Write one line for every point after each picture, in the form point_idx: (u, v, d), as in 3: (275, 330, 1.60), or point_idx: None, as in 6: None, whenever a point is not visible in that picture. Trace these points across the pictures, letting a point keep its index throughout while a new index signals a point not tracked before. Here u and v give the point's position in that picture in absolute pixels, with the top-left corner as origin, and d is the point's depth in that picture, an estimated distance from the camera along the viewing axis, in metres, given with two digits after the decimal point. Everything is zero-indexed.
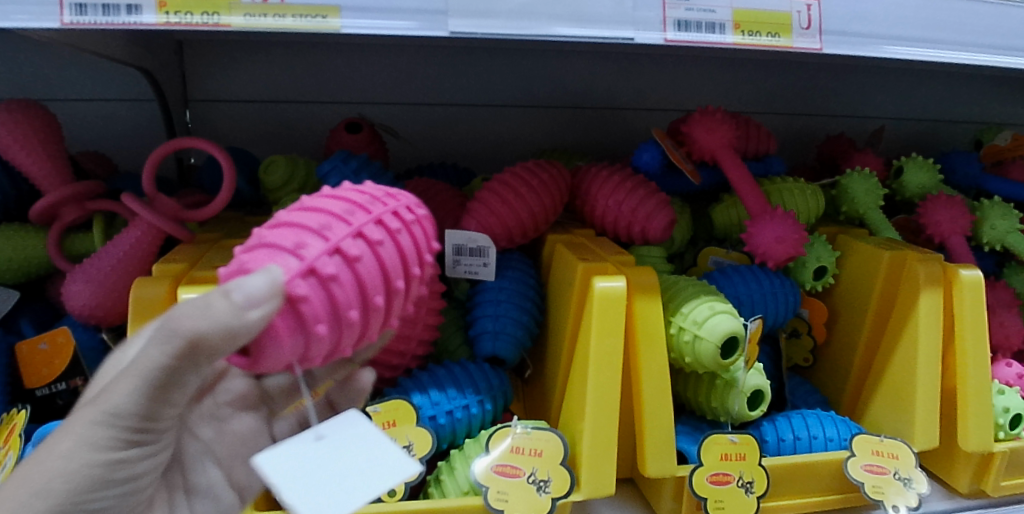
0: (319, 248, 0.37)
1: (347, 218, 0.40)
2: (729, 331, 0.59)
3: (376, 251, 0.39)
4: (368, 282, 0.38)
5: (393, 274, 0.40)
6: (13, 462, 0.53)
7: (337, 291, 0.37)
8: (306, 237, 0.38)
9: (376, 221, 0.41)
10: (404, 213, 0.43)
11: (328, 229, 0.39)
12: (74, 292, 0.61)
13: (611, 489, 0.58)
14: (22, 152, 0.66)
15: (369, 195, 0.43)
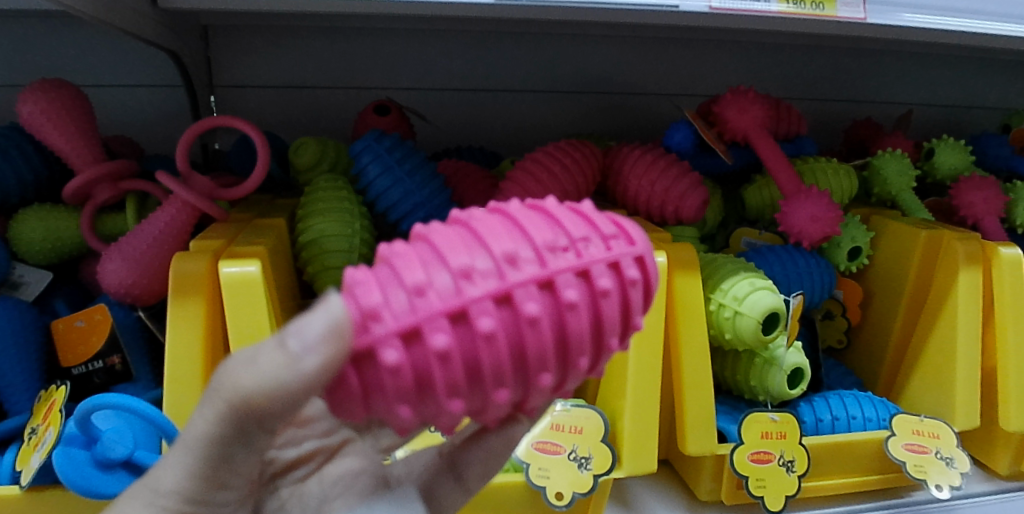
0: (431, 293, 0.29)
1: (487, 248, 0.31)
2: (770, 307, 0.58)
3: (529, 303, 0.31)
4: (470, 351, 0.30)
5: (533, 324, 0.30)
6: (53, 439, 0.52)
7: (420, 347, 0.29)
8: (427, 271, 0.30)
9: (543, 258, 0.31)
10: (587, 252, 0.32)
11: (465, 266, 0.30)
12: (109, 270, 0.61)
13: (652, 467, 0.58)
14: (54, 131, 0.66)
15: (559, 241, 0.32)
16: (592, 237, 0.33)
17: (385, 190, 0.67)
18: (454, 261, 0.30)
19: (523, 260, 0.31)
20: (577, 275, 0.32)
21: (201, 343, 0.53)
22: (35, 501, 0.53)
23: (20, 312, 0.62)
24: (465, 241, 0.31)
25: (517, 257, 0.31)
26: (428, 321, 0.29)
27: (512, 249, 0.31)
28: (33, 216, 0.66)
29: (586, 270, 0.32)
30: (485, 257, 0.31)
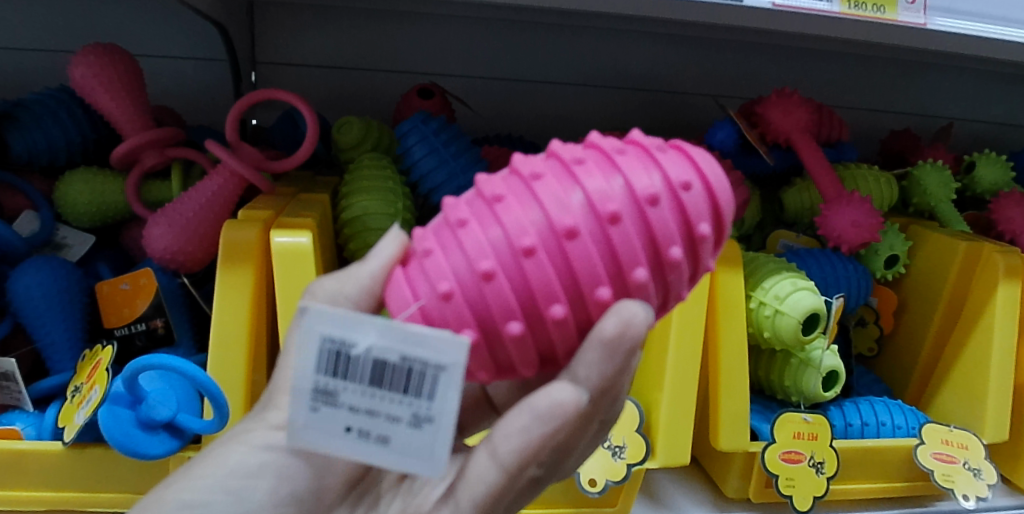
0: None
1: (513, 251, 0.31)
2: (812, 308, 0.57)
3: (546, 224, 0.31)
4: (522, 290, 0.31)
5: (578, 268, 0.31)
6: (99, 396, 0.53)
7: (444, 238, 0.33)
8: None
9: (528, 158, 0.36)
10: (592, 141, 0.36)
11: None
12: (156, 236, 0.61)
13: (686, 459, 0.58)
14: (106, 95, 0.66)
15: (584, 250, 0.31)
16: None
17: (430, 171, 0.67)
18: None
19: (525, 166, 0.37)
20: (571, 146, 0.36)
21: (248, 310, 0.54)
22: (78, 458, 0.54)
23: (65, 272, 0.63)
24: (531, 209, 0.32)
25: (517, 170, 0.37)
26: (479, 250, 0.31)
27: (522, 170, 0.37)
28: (79, 178, 0.67)
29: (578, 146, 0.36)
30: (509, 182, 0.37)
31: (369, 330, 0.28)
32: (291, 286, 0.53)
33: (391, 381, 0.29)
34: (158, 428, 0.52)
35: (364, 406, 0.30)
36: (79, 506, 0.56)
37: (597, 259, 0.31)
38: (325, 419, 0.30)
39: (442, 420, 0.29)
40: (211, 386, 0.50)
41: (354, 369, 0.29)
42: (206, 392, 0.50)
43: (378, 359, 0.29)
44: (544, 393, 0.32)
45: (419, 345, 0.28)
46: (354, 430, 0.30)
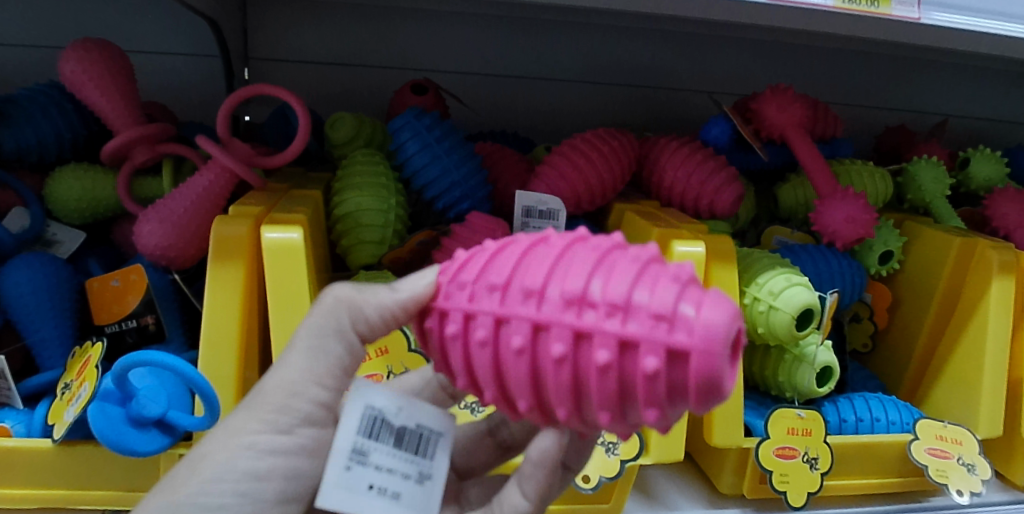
0: (465, 276, 0.34)
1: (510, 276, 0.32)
2: (806, 303, 0.57)
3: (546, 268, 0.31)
4: (494, 312, 0.32)
5: (549, 311, 0.30)
6: (89, 394, 0.52)
7: (467, 323, 0.33)
8: (479, 269, 0.34)
9: (554, 289, 0.31)
10: (647, 269, 0.30)
11: (503, 263, 0.33)
12: (147, 232, 0.61)
13: (680, 455, 0.58)
14: (97, 91, 0.66)
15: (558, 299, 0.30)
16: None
17: (422, 167, 0.67)
18: (503, 256, 0.34)
19: (548, 264, 0.32)
20: (606, 280, 0.30)
21: (239, 306, 0.54)
22: (68, 455, 0.54)
23: (56, 269, 0.62)
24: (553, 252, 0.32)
25: (540, 257, 0.32)
26: (495, 262, 0.33)
27: (545, 259, 0.32)
28: (69, 174, 0.67)
29: (614, 266, 0.31)
30: (529, 253, 0.33)
31: (393, 398, 0.37)
32: (282, 282, 0.53)
33: (406, 443, 0.37)
34: (149, 425, 0.52)
35: (389, 464, 0.36)
36: (69, 504, 0.56)
37: (566, 309, 0.30)
38: (354, 477, 0.35)
39: (440, 475, 0.37)
40: (203, 383, 0.50)
41: (384, 432, 0.36)
42: (197, 390, 0.50)
43: (400, 426, 0.36)
44: (534, 445, 0.39)
45: (429, 416, 0.37)
46: (375, 487, 0.35)
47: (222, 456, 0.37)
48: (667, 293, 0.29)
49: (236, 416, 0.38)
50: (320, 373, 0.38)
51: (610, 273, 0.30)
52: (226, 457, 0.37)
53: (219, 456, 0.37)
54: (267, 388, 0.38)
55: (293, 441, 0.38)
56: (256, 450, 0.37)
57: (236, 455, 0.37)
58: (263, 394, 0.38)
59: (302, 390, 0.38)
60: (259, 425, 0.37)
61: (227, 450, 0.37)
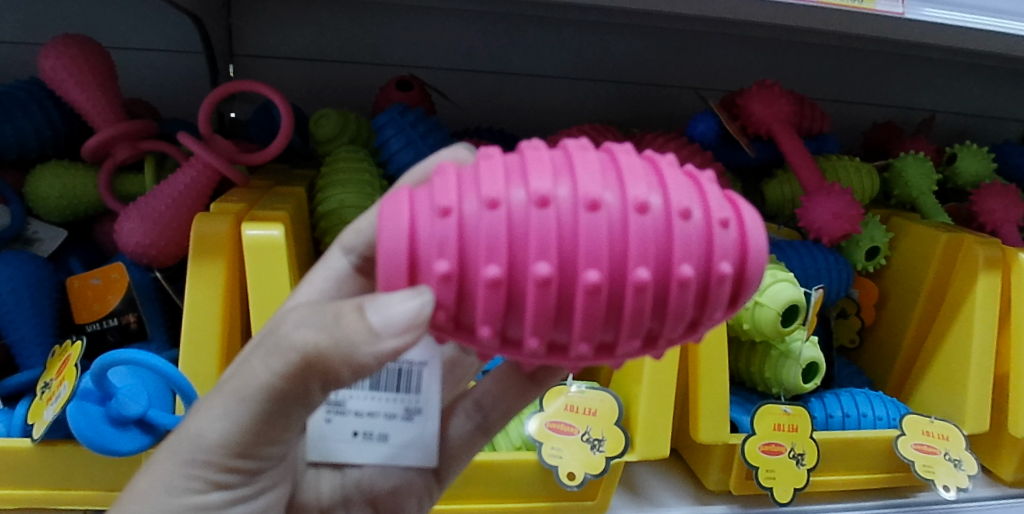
0: (484, 328, 0.31)
1: (559, 303, 0.30)
2: (791, 299, 0.57)
3: (604, 299, 0.30)
4: (546, 331, 0.31)
5: (610, 331, 0.31)
6: (69, 393, 0.51)
7: (502, 332, 0.32)
8: (507, 320, 0.31)
9: (618, 337, 0.32)
10: (701, 281, 0.31)
11: (542, 312, 0.30)
12: (127, 230, 0.60)
13: (665, 452, 0.58)
14: (77, 88, 0.65)
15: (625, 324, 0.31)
16: (691, 210, 0.31)
17: (407, 163, 0.67)
18: (530, 310, 0.30)
19: (601, 318, 0.31)
20: (668, 306, 0.31)
21: (220, 305, 0.53)
22: (47, 455, 0.53)
23: (36, 267, 0.61)
24: (600, 281, 0.30)
25: (587, 313, 0.30)
26: (528, 282, 0.30)
27: (596, 292, 0.30)
28: (50, 172, 0.66)
29: (672, 289, 0.31)
30: (563, 302, 0.30)
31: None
32: (263, 279, 0.52)
33: (385, 384, 0.43)
34: (129, 425, 0.51)
35: (367, 407, 0.43)
36: (50, 504, 0.55)
37: (630, 330, 0.31)
38: (338, 425, 0.44)
39: (427, 407, 0.43)
40: (185, 383, 0.50)
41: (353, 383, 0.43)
42: (178, 390, 0.50)
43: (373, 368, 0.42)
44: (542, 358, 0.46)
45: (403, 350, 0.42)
46: (360, 432, 0.44)
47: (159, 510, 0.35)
48: (717, 306, 0.32)
49: (174, 468, 0.35)
50: (274, 437, 0.36)
51: (664, 312, 0.31)
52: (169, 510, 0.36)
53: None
54: (209, 447, 0.35)
55: (249, 481, 0.38)
56: (203, 499, 0.36)
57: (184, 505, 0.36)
58: (205, 450, 0.35)
59: (255, 449, 0.36)
60: (203, 479, 0.36)
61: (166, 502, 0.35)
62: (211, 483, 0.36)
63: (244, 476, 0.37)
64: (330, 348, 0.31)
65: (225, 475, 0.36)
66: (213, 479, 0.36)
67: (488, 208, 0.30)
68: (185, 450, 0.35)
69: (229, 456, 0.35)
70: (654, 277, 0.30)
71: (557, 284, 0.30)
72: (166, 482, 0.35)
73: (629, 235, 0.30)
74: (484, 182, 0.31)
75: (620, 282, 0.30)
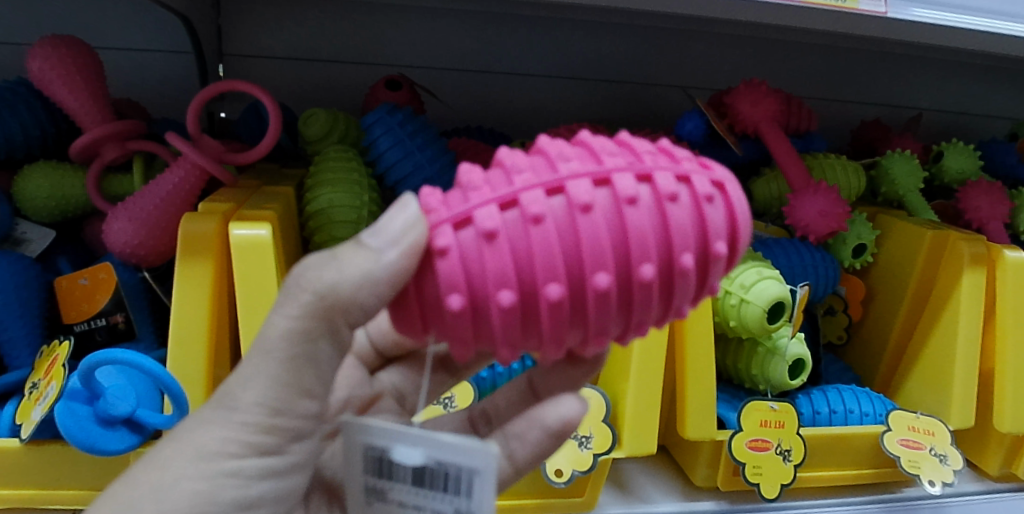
0: (507, 337, 0.32)
1: (574, 247, 0.30)
2: (777, 296, 0.57)
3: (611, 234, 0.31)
4: (568, 279, 0.31)
5: (631, 267, 0.31)
6: (56, 392, 0.52)
7: (527, 299, 0.31)
8: (528, 324, 0.32)
9: (647, 271, 0.31)
10: (693, 192, 0.32)
11: (557, 262, 0.30)
12: (116, 230, 0.60)
13: (652, 448, 0.58)
14: (65, 88, 0.65)
15: (638, 260, 0.31)
16: (659, 161, 0.33)
17: (395, 162, 0.67)
18: (547, 311, 0.31)
19: (614, 301, 0.32)
20: (673, 234, 0.31)
21: (207, 305, 0.53)
22: (36, 455, 0.54)
23: (24, 267, 0.61)
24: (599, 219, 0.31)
25: (599, 300, 0.31)
26: (537, 243, 0.30)
27: (599, 230, 0.31)
28: (38, 172, 0.66)
29: (671, 214, 0.32)
30: (575, 296, 0.31)
31: (410, 445, 0.32)
32: (250, 278, 0.52)
33: (432, 483, 0.33)
34: (118, 425, 0.51)
35: (413, 502, 0.34)
36: (38, 504, 0.55)
37: (652, 250, 0.31)
38: (380, 511, 0.36)
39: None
40: (172, 383, 0.49)
41: (397, 471, 0.34)
42: (167, 390, 0.50)
43: (418, 466, 0.33)
44: (551, 411, 0.39)
45: (459, 455, 0.31)
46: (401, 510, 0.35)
47: (194, 476, 0.34)
48: (718, 264, 0.33)
49: (209, 430, 0.34)
50: (306, 384, 0.34)
51: (673, 240, 0.32)
52: (203, 473, 0.34)
53: (195, 483, 0.34)
54: (243, 405, 0.34)
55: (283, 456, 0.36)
56: (241, 463, 0.35)
57: (219, 471, 0.34)
58: (240, 408, 0.34)
59: (290, 403, 0.34)
60: (237, 442, 0.34)
61: (203, 463, 0.34)
62: (244, 449, 0.34)
63: (280, 444, 0.35)
64: (349, 280, 0.32)
65: (259, 437, 0.34)
66: (249, 442, 0.34)
67: (485, 237, 0.30)
68: (220, 411, 0.34)
69: (265, 412, 0.34)
70: (654, 252, 0.31)
71: (561, 236, 0.30)
72: (199, 447, 0.34)
73: (614, 183, 0.31)
74: (470, 187, 0.32)
75: (625, 272, 0.31)
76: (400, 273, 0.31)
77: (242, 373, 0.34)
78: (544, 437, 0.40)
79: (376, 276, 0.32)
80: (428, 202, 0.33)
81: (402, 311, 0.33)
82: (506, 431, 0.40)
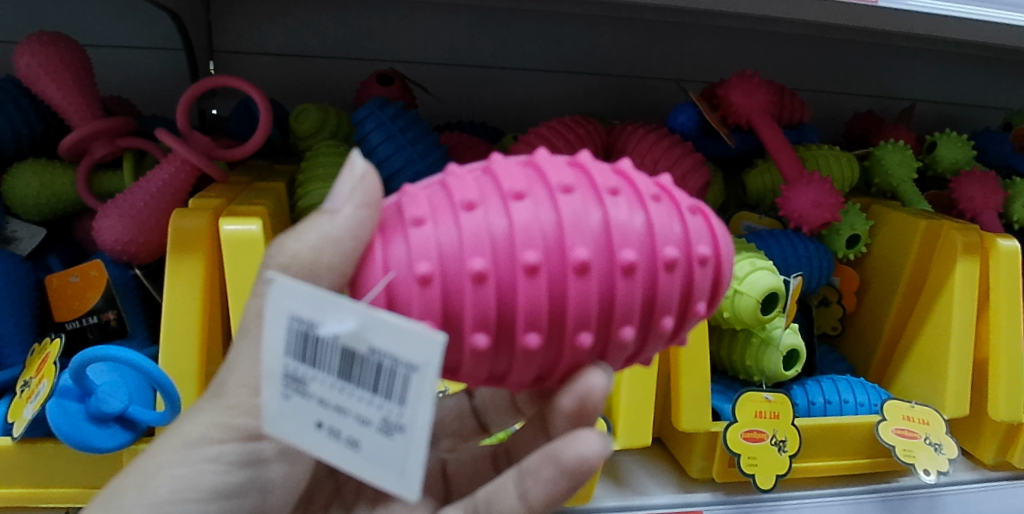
0: (476, 261, 0.30)
1: (539, 176, 0.32)
2: (769, 287, 0.57)
3: (575, 172, 0.33)
4: (537, 194, 0.31)
5: (594, 185, 0.32)
6: (47, 390, 0.51)
7: (494, 213, 0.31)
8: (500, 248, 0.30)
9: (612, 189, 0.33)
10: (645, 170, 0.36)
11: (522, 179, 0.32)
12: (105, 227, 0.60)
13: (647, 441, 0.58)
14: (53, 85, 0.65)
15: (602, 184, 0.33)
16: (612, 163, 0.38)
17: (387, 157, 0.67)
18: (520, 223, 0.30)
19: (590, 227, 0.31)
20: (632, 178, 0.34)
21: (199, 301, 0.53)
22: (28, 453, 0.53)
23: (14, 265, 0.61)
24: (560, 165, 0.34)
25: (574, 217, 0.31)
26: (505, 172, 0.33)
27: (560, 168, 0.33)
28: (28, 170, 0.65)
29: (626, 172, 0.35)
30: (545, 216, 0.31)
31: (345, 316, 0.26)
32: (240, 274, 0.52)
33: (362, 378, 0.27)
34: (110, 421, 0.51)
35: (335, 401, 0.28)
36: (31, 503, 0.55)
37: (614, 181, 0.33)
38: (297, 408, 0.29)
39: (416, 430, 0.27)
40: (164, 379, 0.49)
41: (325, 356, 0.28)
42: (158, 386, 0.49)
43: (348, 348, 0.27)
44: (571, 447, 0.33)
45: (404, 342, 0.26)
46: (325, 425, 0.29)
47: (174, 461, 0.35)
48: (702, 228, 0.34)
49: (196, 419, 0.36)
50: None
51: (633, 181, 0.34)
52: (183, 460, 0.35)
53: (177, 469, 0.35)
54: (228, 389, 0.35)
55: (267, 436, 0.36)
56: (218, 448, 0.35)
57: (200, 455, 0.35)
58: (224, 392, 0.35)
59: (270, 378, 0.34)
60: (217, 423, 0.35)
61: (184, 451, 0.35)
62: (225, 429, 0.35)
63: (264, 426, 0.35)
64: (308, 242, 0.32)
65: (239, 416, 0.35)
66: (230, 422, 0.35)
67: (451, 174, 0.33)
68: (209, 398, 0.35)
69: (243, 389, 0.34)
70: (624, 189, 0.33)
71: (526, 170, 0.33)
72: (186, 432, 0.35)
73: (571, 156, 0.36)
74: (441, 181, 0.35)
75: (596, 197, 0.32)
76: (362, 224, 0.31)
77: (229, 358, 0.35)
78: (556, 478, 0.34)
79: (338, 232, 0.31)
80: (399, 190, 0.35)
81: (364, 271, 0.31)
82: (523, 467, 0.35)
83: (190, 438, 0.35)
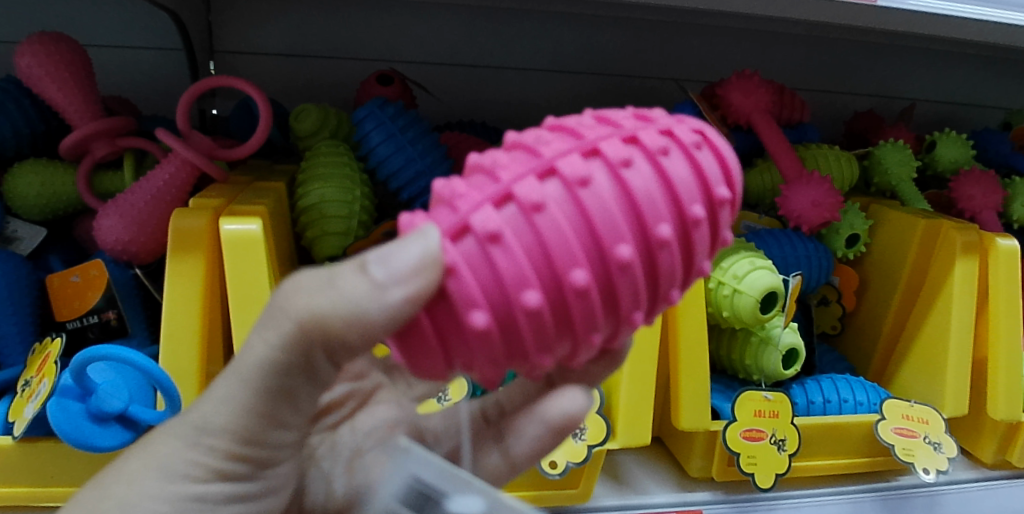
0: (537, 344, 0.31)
1: (591, 239, 0.30)
2: (769, 286, 0.57)
3: (627, 219, 0.31)
4: (592, 270, 0.30)
5: (646, 239, 0.31)
6: (48, 390, 0.51)
7: (552, 296, 0.30)
8: (558, 328, 0.31)
9: (663, 242, 0.31)
10: (684, 141, 0.33)
11: (576, 249, 0.30)
12: (107, 227, 0.60)
13: (647, 439, 0.58)
14: (53, 85, 0.65)
15: (656, 237, 0.31)
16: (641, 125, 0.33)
17: (387, 157, 0.67)
18: (577, 311, 0.30)
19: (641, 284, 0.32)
20: (678, 195, 0.32)
21: (199, 300, 0.53)
22: (29, 452, 0.54)
23: (15, 265, 0.61)
24: (609, 208, 0.30)
25: (629, 289, 0.31)
26: (556, 242, 0.29)
27: (611, 214, 0.30)
28: (29, 169, 0.66)
29: (674, 181, 0.32)
30: (574, 210, 0.30)
31: (471, 494, 0.33)
32: (240, 274, 0.52)
33: None
34: (111, 420, 0.51)
35: None
36: (32, 502, 0.55)
37: (666, 224, 0.31)
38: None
39: None
40: (165, 378, 0.49)
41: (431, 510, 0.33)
42: (159, 385, 0.49)
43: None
44: (560, 407, 0.38)
45: None
46: None
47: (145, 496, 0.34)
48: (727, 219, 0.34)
49: (172, 451, 0.34)
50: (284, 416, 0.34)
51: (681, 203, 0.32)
52: (157, 496, 0.34)
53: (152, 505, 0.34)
54: (215, 430, 0.34)
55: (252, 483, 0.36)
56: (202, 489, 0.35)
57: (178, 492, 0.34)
58: (211, 433, 0.34)
59: (262, 434, 0.34)
60: (201, 466, 0.34)
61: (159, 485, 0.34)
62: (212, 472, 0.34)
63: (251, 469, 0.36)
64: (336, 304, 0.30)
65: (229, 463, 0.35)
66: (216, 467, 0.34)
67: (490, 240, 0.29)
68: (190, 433, 0.34)
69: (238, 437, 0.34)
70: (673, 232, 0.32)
71: (574, 226, 0.30)
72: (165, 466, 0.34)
73: (611, 169, 0.31)
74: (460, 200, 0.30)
75: (631, 189, 0.31)
76: (409, 307, 0.29)
77: (220, 397, 0.33)
78: (544, 434, 0.40)
79: (378, 314, 0.30)
80: (418, 220, 0.31)
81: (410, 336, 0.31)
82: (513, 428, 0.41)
83: (165, 471, 0.34)
